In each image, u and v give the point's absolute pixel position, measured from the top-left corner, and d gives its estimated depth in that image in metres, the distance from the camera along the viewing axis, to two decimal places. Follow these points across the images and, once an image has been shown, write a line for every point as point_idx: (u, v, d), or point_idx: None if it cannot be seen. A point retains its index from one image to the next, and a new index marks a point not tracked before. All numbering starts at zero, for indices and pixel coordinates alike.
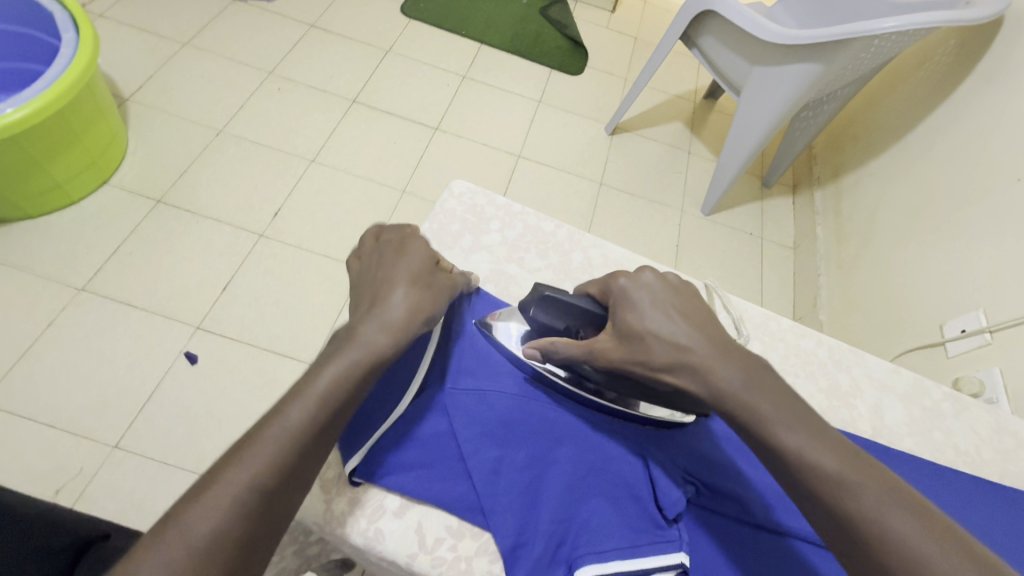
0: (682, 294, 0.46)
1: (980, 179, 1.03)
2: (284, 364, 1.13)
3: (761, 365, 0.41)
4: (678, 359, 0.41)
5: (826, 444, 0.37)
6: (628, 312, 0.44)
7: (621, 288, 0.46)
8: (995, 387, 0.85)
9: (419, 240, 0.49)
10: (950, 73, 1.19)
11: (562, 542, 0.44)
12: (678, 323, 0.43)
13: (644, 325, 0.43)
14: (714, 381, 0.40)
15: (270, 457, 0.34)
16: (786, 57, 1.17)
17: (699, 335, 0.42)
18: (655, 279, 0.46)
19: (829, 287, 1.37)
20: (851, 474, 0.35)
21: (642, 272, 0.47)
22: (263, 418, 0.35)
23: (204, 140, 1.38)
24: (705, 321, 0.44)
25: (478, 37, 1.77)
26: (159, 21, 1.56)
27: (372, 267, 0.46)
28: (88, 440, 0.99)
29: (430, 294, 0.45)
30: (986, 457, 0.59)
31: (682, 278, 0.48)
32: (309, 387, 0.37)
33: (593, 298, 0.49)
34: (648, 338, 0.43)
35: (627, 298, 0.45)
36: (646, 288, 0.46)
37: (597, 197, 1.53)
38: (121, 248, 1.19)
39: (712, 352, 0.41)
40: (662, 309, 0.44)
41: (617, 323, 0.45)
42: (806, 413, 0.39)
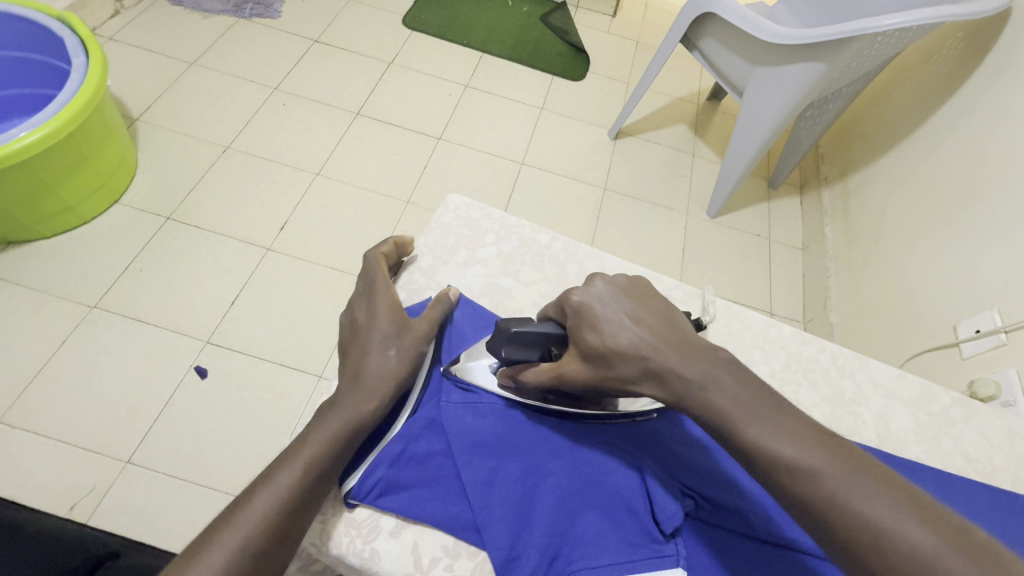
0: (635, 297, 0.46)
1: (989, 176, 1.01)
2: (291, 377, 1.14)
3: (723, 360, 0.41)
4: (639, 369, 0.42)
5: (792, 430, 0.36)
6: (588, 331, 0.44)
7: (575, 305, 0.46)
8: (1011, 389, 0.83)
9: (385, 290, 0.52)
10: (957, 69, 1.17)
11: (557, 555, 0.43)
12: (635, 331, 0.43)
13: (605, 343, 0.43)
14: (679, 384, 0.40)
15: (263, 514, 0.39)
16: (788, 57, 1.16)
17: (657, 342, 0.43)
18: (606, 287, 0.47)
19: (839, 288, 1.35)
20: (813, 455, 0.35)
21: (593, 282, 0.47)
22: (258, 482, 0.41)
23: (210, 158, 1.41)
24: (660, 322, 0.44)
25: (478, 46, 1.78)
26: (166, 42, 1.59)
27: (350, 335, 0.51)
28: (101, 456, 1.01)
29: (405, 339, 0.50)
30: (997, 464, 0.57)
31: (630, 278, 0.48)
32: (298, 453, 0.42)
33: (554, 319, 0.48)
34: (611, 353, 0.43)
35: (582, 314, 0.45)
36: (599, 299, 0.46)
37: (601, 202, 1.53)
38: (132, 266, 1.21)
39: (671, 355, 0.42)
40: (617, 318, 0.44)
41: (578, 343, 0.45)
42: (781, 405, 0.38)
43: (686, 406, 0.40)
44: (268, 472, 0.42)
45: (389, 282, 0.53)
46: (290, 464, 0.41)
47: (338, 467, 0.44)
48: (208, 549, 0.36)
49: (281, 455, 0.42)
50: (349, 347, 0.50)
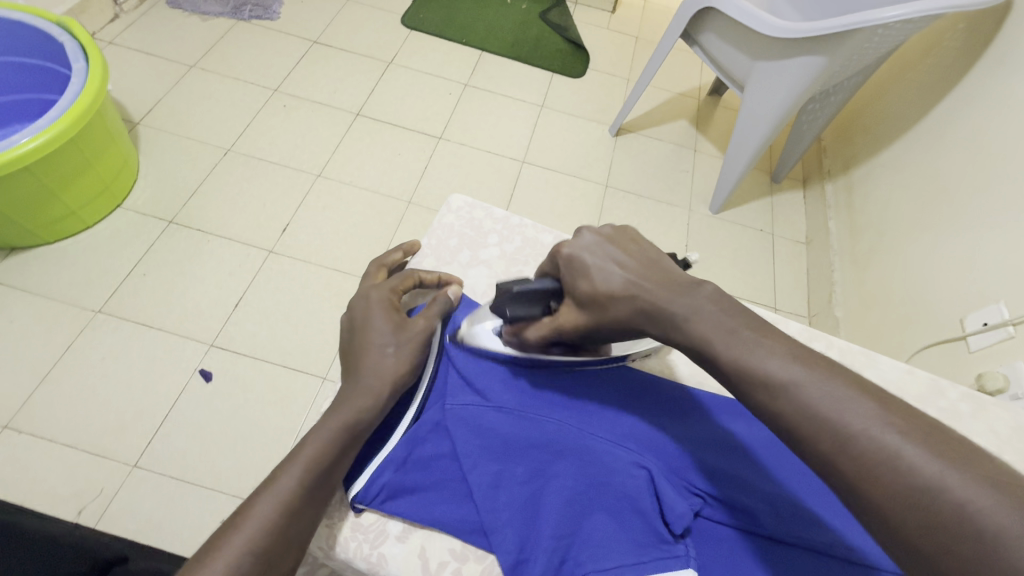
0: (620, 243, 0.48)
1: (994, 167, 1.00)
2: (295, 380, 1.13)
3: (714, 297, 0.41)
4: (629, 308, 0.43)
5: (822, 386, 0.35)
6: (582, 281, 0.45)
7: (566, 257, 0.47)
8: (1019, 382, 0.83)
9: (382, 289, 0.52)
10: (959, 58, 1.16)
11: (564, 558, 0.43)
12: (622, 273, 0.45)
13: (598, 290, 0.44)
14: (666, 318, 0.42)
15: (264, 518, 0.39)
16: (789, 51, 1.15)
17: (643, 281, 0.44)
18: (594, 237, 0.47)
19: (844, 281, 1.34)
20: (830, 395, 0.34)
21: (581, 233, 0.48)
22: (261, 486, 0.41)
23: (212, 160, 1.41)
24: (646, 265, 0.45)
25: (478, 44, 1.78)
26: (166, 45, 1.59)
27: (347, 335, 0.51)
28: (108, 461, 1.01)
29: (400, 335, 0.49)
30: (1008, 459, 0.57)
31: (616, 226, 0.49)
32: (298, 455, 0.42)
33: (549, 274, 0.49)
34: (603, 298, 0.44)
35: (573, 266, 0.46)
36: (587, 250, 0.47)
37: (603, 199, 1.52)
38: (135, 270, 1.21)
39: (656, 291, 0.43)
40: (605, 264, 0.45)
41: (572, 294, 0.46)
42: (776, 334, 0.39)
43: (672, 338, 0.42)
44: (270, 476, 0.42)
45: (388, 283, 0.54)
46: (291, 466, 0.42)
47: (339, 470, 0.44)
48: (216, 554, 0.37)
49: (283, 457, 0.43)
50: (349, 349, 0.50)
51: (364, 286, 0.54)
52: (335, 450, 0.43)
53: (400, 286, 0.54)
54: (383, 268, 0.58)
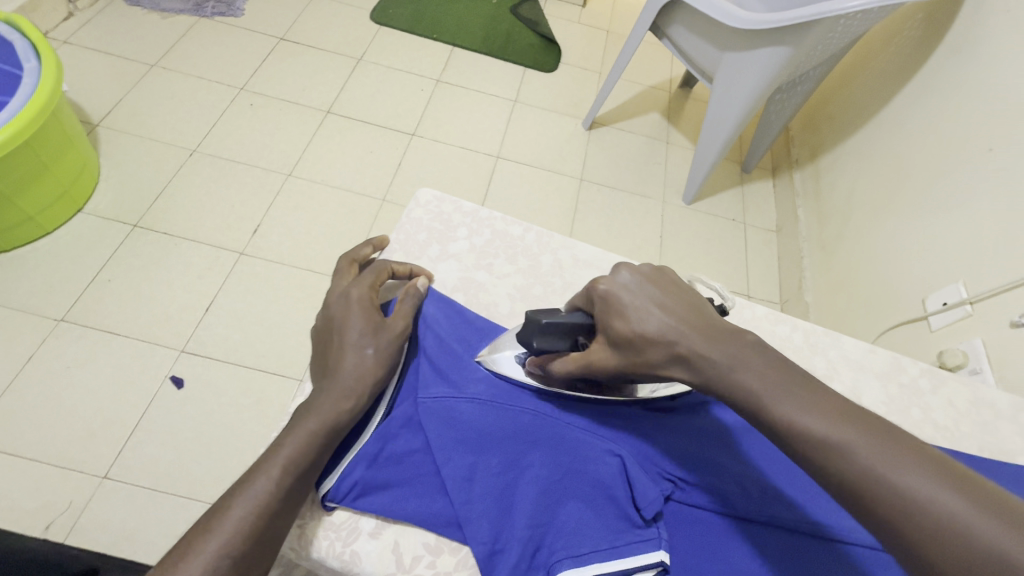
0: (663, 284, 0.45)
1: (951, 152, 1.03)
2: (271, 383, 1.11)
3: (745, 339, 0.40)
4: (666, 354, 0.41)
5: (806, 398, 0.36)
6: (616, 320, 0.44)
7: (602, 294, 0.45)
8: (978, 358, 0.86)
9: (361, 287, 0.52)
10: (918, 48, 1.20)
11: (540, 546, 0.44)
12: (661, 318, 0.42)
13: (632, 331, 0.42)
14: (703, 366, 0.40)
15: (238, 525, 0.38)
16: (756, 42, 1.16)
17: (681, 328, 0.41)
18: (633, 276, 0.45)
19: (813, 267, 1.37)
20: (777, 392, 0.37)
21: (619, 271, 0.46)
22: (234, 488, 0.40)
23: (178, 161, 1.37)
24: (688, 310, 0.43)
25: (449, 39, 1.76)
26: (125, 44, 1.53)
27: (323, 334, 0.50)
28: (76, 473, 0.98)
29: (381, 335, 0.49)
30: (964, 431, 0.59)
31: (657, 267, 0.47)
32: (272, 456, 0.42)
33: (582, 310, 0.48)
34: (638, 340, 0.42)
35: (608, 303, 0.44)
36: (625, 289, 0.45)
37: (578, 192, 1.53)
38: (99, 275, 1.18)
39: (695, 339, 0.41)
40: (644, 305, 0.43)
41: (605, 331, 0.44)
42: (745, 341, 0.40)
43: (707, 386, 0.40)
44: (242, 478, 0.41)
45: (365, 280, 0.53)
46: (267, 470, 0.41)
47: (315, 471, 0.44)
48: (187, 558, 0.36)
49: (257, 462, 0.42)
50: (326, 348, 0.49)
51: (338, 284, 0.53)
52: (312, 454, 0.43)
53: (377, 282, 0.53)
54: (355, 263, 0.57)
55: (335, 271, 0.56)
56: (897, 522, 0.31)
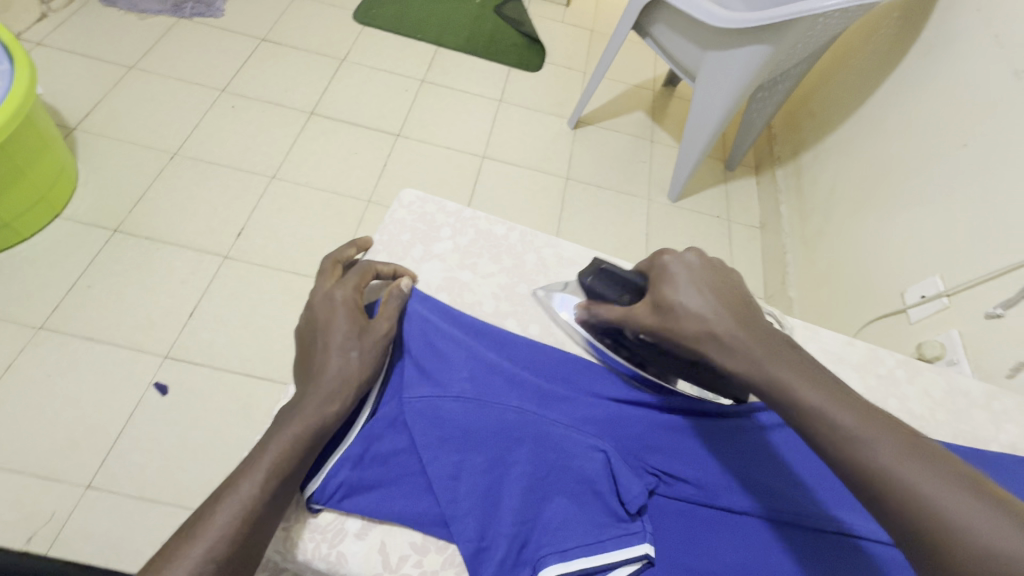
0: (721, 274, 0.48)
1: (928, 148, 1.06)
2: (256, 387, 1.10)
3: (783, 339, 0.43)
4: (701, 330, 0.44)
5: (837, 398, 0.39)
6: (666, 286, 0.47)
7: (663, 263, 0.49)
8: (955, 348, 0.89)
9: (346, 289, 0.52)
10: (894, 46, 1.23)
11: (526, 542, 0.44)
12: (709, 299, 0.45)
13: (677, 300, 0.46)
14: (736, 349, 0.43)
15: (226, 526, 0.38)
16: (737, 41, 1.18)
17: (726, 311, 0.45)
18: (696, 259, 0.48)
19: (796, 263, 1.39)
20: (810, 383, 0.40)
21: (687, 251, 0.49)
22: (219, 493, 0.40)
23: (159, 165, 1.35)
24: (736, 301, 0.46)
25: (433, 39, 1.76)
26: (102, 45, 1.51)
27: (306, 336, 0.50)
28: (58, 483, 0.96)
29: (365, 339, 0.49)
30: (939, 419, 0.61)
31: (723, 263, 0.49)
32: (256, 461, 0.41)
33: (640, 272, 0.52)
34: (679, 311, 0.45)
35: (665, 270, 0.48)
36: (686, 265, 0.48)
37: (564, 191, 1.54)
38: (79, 282, 1.16)
39: (734, 325, 0.44)
40: (696, 284, 0.46)
41: (653, 292, 0.48)
42: (782, 341, 0.43)
43: (731, 365, 0.43)
44: (225, 484, 0.41)
45: (350, 281, 0.53)
46: (255, 471, 0.41)
47: (299, 475, 0.43)
48: (171, 564, 0.36)
49: (245, 464, 0.41)
50: (310, 350, 0.48)
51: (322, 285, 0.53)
52: (299, 455, 0.43)
53: (361, 284, 0.53)
54: (339, 263, 0.56)
55: (319, 268, 0.55)
56: (905, 508, 0.34)
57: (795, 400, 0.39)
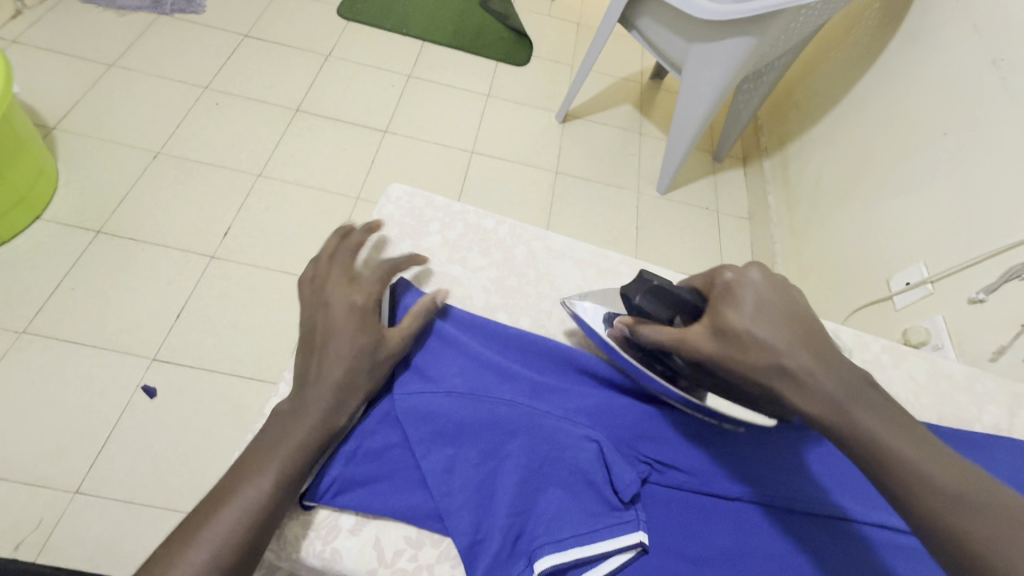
0: (788, 297, 0.44)
1: (911, 137, 1.07)
2: (247, 388, 1.09)
3: (857, 374, 0.41)
4: (772, 363, 0.41)
5: (923, 450, 0.37)
6: (732, 312, 0.43)
7: (726, 284, 0.45)
8: (939, 334, 0.90)
9: (364, 294, 0.50)
10: (876, 36, 1.24)
11: (521, 533, 0.44)
12: (779, 328, 0.41)
13: (746, 328, 0.42)
14: (813, 387, 0.40)
15: (231, 528, 0.38)
16: (721, 33, 1.18)
17: (798, 341, 0.41)
18: (763, 279, 0.44)
19: (784, 253, 1.41)
20: (884, 428, 0.38)
21: (750, 269, 0.45)
22: (219, 496, 0.39)
23: (141, 164, 1.33)
24: (805, 329, 0.42)
25: (419, 34, 1.74)
26: (79, 43, 1.48)
27: (313, 335, 0.47)
28: (46, 489, 0.95)
29: (378, 355, 0.48)
30: (923, 402, 0.62)
31: (786, 282, 0.46)
32: (257, 464, 0.41)
33: (695, 291, 0.47)
34: (748, 340, 0.41)
35: (729, 292, 0.44)
36: (753, 286, 0.44)
37: (554, 185, 1.54)
38: (62, 285, 1.14)
39: (809, 357, 0.41)
40: (764, 309, 0.42)
41: (716, 315, 0.44)
42: (855, 378, 0.41)
43: (807, 404, 0.40)
44: (224, 487, 0.40)
45: (368, 287, 0.50)
46: (262, 472, 0.41)
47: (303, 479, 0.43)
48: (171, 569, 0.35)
49: (249, 464, 0.41)
50: (314, 349, 0.46)
51: (342, 281, 0.50)
52: (301, 451, 0.42)
53: (380, 291, 0.51)
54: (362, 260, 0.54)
55: (330, 256, 0.53)
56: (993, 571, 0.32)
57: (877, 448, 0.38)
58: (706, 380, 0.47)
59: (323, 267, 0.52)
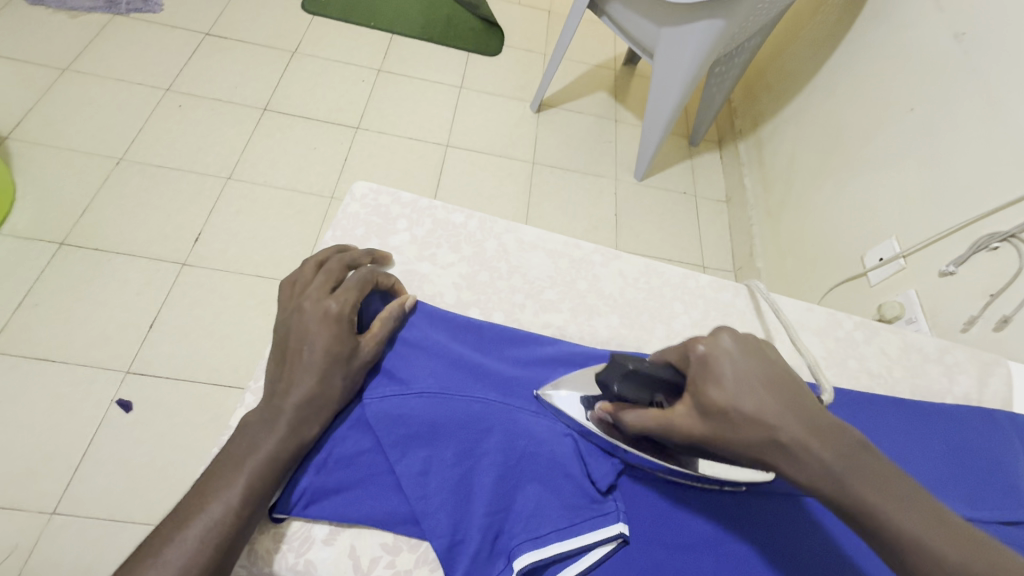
0: (768, 362, 0.40)
1: (880, 114, 1.08)
2: (226, 396, 1.07)
3: (851, 438, 0.37)
4: (762, 438, 0.37)
5: (922, 509, 0.35)
6: (712, 386, 0.39)
7: (702, 356, 0.40)
8: (913, 308, 0.92)
9: (339, 300, 0.47)
10: (842, 15, 1.24)
11: (499, 532, 0.44)
12: (767, 401, 0.38)
13: (731, 405, 0.38)
14: (809, 462, 0.36)
15: (199, 545, 0.37)
16: (691, 16, 1.17)
17: (785, 408, 0.37)
18: (737, 345, 0.40)
19: (762, 234, 1.42)
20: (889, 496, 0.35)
21: (719, 333, 0.41)
22: (186, 510, 0.38)
23: (103, 172, 1.28)
24: (795, 395, 0.38)
25: (388, 27, 1.71)
26: (31, 47, 1.42)
27: (288, 342, 0.46)
28: (20, 513, 0.92)
29: (353, 364, 0.46)
30: (896, 377, 0.63)
31: (761, 340, 0.42)
32: (224, 478, 0.40)
33: (671, 366, 0.43)
34: (736, 418, 0.38)
35: (704, 366, 0.40)
36: (729, 356, 0.40)
37: (531, 176, 1.52)
38: (26, 301, 1.10)
39: (802, 429, 0.37)
40: (750, 385, 0.38)
41: (695, 393, 0.39)
42: (854, 448, 0.37)
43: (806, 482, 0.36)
44: (189, 502, 0.39)
45: (348, 294, 0.48)
46: (231, 485, 0.40)
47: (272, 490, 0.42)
48: None
49: (216, 478, 0.40)
50: (288, 358, 0.45)
51: (322, 287, 0.48)
52: (270, 460, 0.41)
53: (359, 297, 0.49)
54: (347, 268, 0.52)
55: (311, 260, 0.52)
56: None
57: (888, 526, 0.35)
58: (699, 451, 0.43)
59: (308, 273, 0.50)
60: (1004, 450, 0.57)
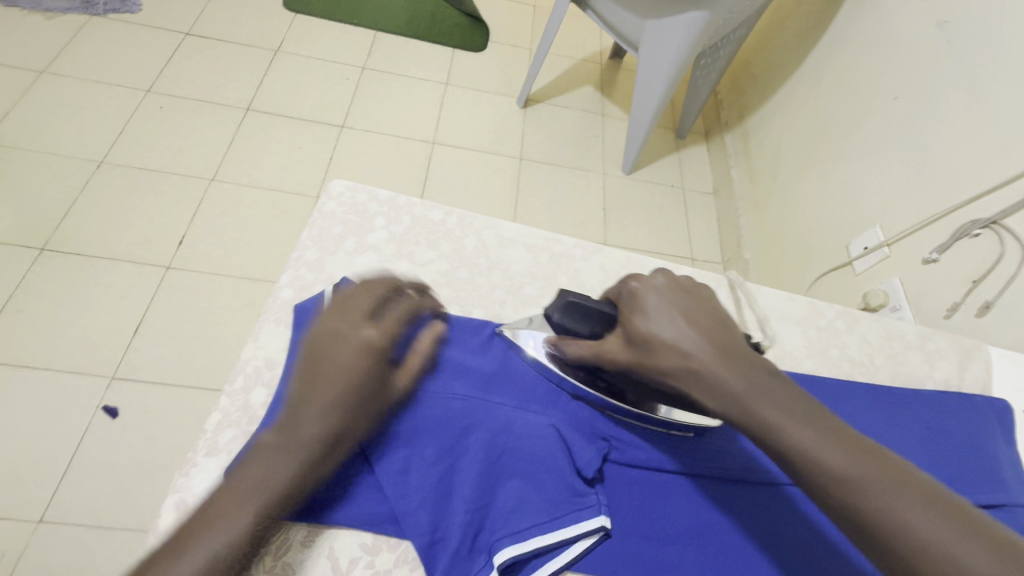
0: (695, 299, 0.44)
1: (864, 104, 1.08)
2: (214, 399, 1.06)
3: (763, 368, 0.40)
4: (678, 365, 0.40)
5: (879, 466, 0.35)
6: (636, 316, 0.43)
7: (632, 291, 0.45)
8: (897, 296, 0.92)
9: (382, 329, 0.45)
10: (826, 6, 1.25)
11: (480, 529, 0.44)
12: (684, 329, 0.41)
13: (651, 333, 0.42)
14: (721, 388, 0.39)
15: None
16: (675, 8, 1.17)
17: (700, 337, 0.41)
18: (665, 282, 0.45)
19: (749, 225, 1.42)
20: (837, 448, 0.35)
21: (655, 274, 0.46)
22: (177, 540, 0.35)
23: (84, 175, 1.26)
24: (716, 327, 0.42)
25: (371, 24, 1.69)
26: (6, 50, 1.39)
27: (319, 362, 0.43)
28: (6, 521, 0.91)
29: (385, 395, 0.44)
30: (878, 364, 0.64)
31: (695, 281, 0.46)
32: (219, 504, 0.37)
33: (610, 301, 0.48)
34: (654, 344, 0.41)
35: (633, 301, 0.44)
36: (656, 290, 0.44)
37: (518, 172, 1.52)
38: (7, 308, 1.08)
39: (713, 355, 0.40)
40: (670, 315, 0.42)
41: (625, 325, 0.44)
42: (794, 398, 0.38)
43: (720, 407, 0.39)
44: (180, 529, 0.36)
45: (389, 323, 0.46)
46: (232, 514, 0.37)
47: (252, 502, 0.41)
48: None
49: None
50: (317, 380, 0.42)
51: (368, 309, 0.46)
52: None
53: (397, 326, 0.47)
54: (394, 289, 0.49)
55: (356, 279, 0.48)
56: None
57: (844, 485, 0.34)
58: (645, 389, 0.46)
59: (353, 288, 0.47)
60: (983, 434, 0.57)
